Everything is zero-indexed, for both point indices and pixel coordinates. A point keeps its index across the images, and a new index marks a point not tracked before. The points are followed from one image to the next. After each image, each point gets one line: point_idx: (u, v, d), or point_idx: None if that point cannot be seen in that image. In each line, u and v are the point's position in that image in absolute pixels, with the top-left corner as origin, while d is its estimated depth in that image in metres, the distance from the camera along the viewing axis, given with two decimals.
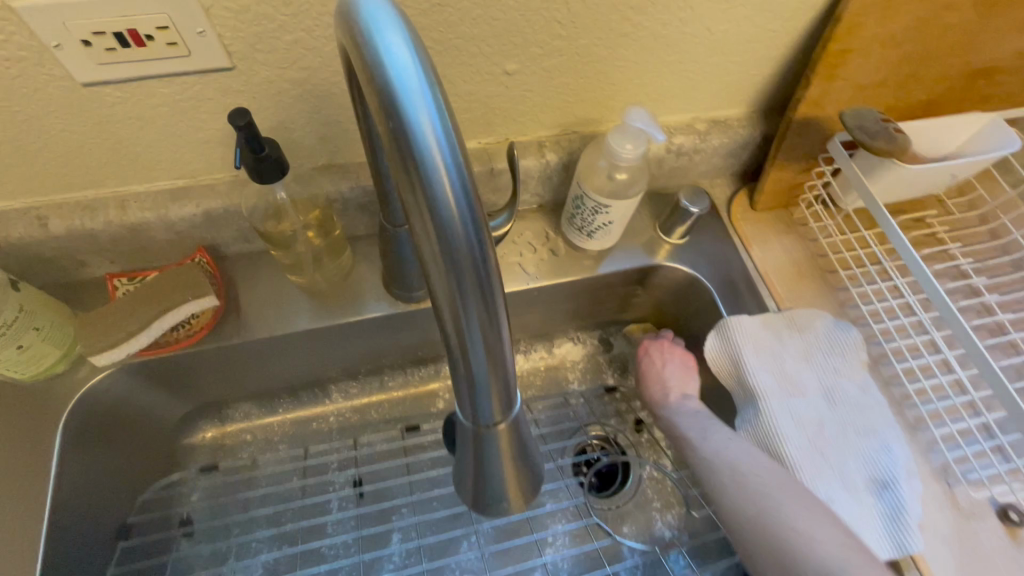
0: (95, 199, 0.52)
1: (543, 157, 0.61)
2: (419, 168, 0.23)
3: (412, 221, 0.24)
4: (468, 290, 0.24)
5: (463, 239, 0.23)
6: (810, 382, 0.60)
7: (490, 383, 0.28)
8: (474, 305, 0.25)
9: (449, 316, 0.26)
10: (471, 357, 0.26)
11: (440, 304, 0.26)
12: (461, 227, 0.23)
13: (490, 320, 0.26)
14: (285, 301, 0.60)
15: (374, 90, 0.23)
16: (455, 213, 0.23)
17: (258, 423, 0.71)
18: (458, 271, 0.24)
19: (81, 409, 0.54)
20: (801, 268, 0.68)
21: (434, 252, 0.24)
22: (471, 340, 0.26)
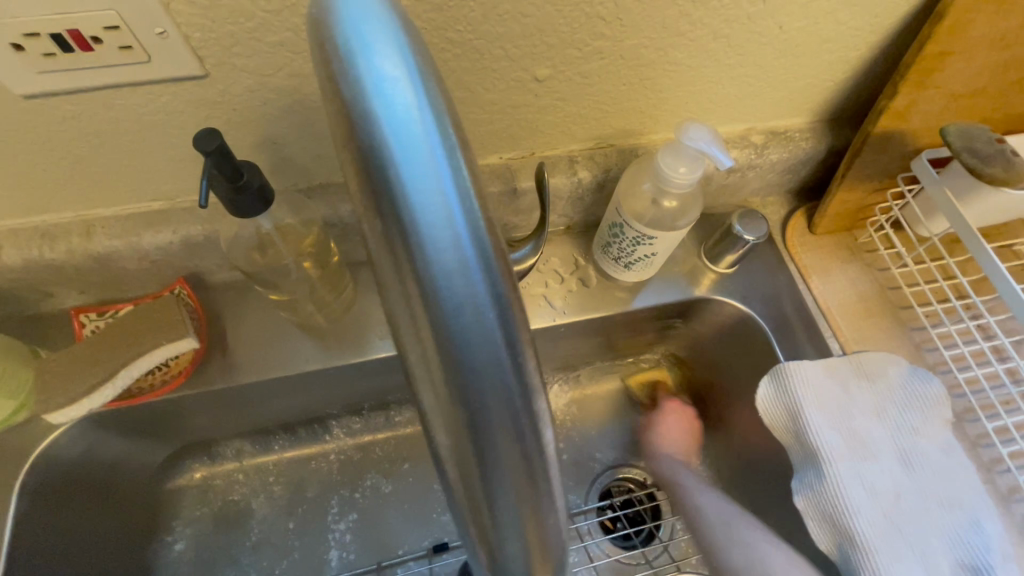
0: (57, 224, 0.45)
1: (575, 175, 0.53)
2: (438, 302, 0.17)
3: (418, 368, 0.19)
4: (502, 454, 0.19)
5: (498, 391, 0.18)
6: (882, 443, 0.52)
7: (528, 556, 0.22)
8: (508, 467, 0.19)
9: (471, 485, 0.20)
10: (503, 531, 0.21)
11: (458, 469, 0.20)
12: (495, 375, 0.18)
13: (530, 484, 0.20)
14: (277, 338, 0.52)
15: (372, 185, 0.17)
16: (484, 352, 0.18)
17: (251, 462, 0.65)
18: (489, 430, 0.19)
19: (42, 468, 0.47)
20: (868, 304, 0.59)
21: (455, 410, 0.18)
22: (502, 513, 0.20)
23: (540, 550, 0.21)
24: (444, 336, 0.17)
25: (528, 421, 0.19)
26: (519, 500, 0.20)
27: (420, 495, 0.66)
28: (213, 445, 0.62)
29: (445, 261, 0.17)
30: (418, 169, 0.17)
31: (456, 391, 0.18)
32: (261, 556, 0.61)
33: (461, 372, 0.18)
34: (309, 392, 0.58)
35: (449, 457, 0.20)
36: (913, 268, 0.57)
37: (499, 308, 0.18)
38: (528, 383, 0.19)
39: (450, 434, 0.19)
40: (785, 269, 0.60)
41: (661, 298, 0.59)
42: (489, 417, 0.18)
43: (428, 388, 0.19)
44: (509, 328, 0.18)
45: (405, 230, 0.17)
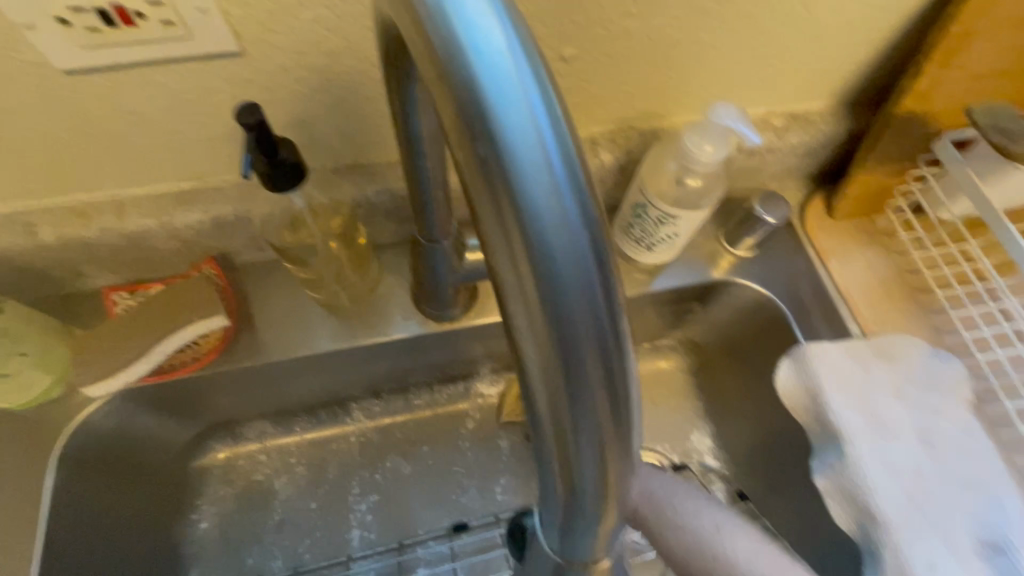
0: (91, 203, 0.46)
1: (597, 157, 0.53)
2: (532, 224, 0.17)
3: (507, 296, 0.18)
4: (591, 388, 0.18)
5: (591, 317, 0.18)
6: (902, 423, 0.52)
7: (603, 507, 0.21)
8: (595, 402, 0.19)
9: (555, 424, 0.19)
10: (583, 476, 0.20)
11: (542, 408, 0.19)
12: (588, 301, 0.18)
13: (616, 424, 0.19)
14: (303, 318, 0.53)
15: (463, 105, 0.17)
16: (576, 272, 0.17)
17: (273, 444, 0.66)
18: (577, 360, 0.18)
19: (78, 442, 0.49)
20: (887, 287, 0.59)
21: (542, 333, 0.18)
22: (584, 456, 0.20)
23: (614, 501, 0.21)
24: (537, 258, 0.17)
25: (617, 351, 0.18)
26: (602, 444, 0.19)
27: (439, 476, 0.67)
28: (237, 426, 0.63)
29: (540, 181, 0.17)
30: (512, 91, 0.17)
31: (546, 317, 0.18)
32: (286, 535, 0.62)
33: (556, 294, 0.17)
34: (333, 372, 0.59)
35: (534, 394, 0.19)
36: (935, 251, 0.57)
37: (589, 230, 0.18)
38: (618, 312, 0.18)
39: (537, 367, 0.19)
40: (804, 253, 0.61)
41: (680, 281, 0.59)
42: (579, 345, 0.18)
43: (517, 316, 0.19)
44: (601, 252, 0.18)
45: (498, 150, 0.17)
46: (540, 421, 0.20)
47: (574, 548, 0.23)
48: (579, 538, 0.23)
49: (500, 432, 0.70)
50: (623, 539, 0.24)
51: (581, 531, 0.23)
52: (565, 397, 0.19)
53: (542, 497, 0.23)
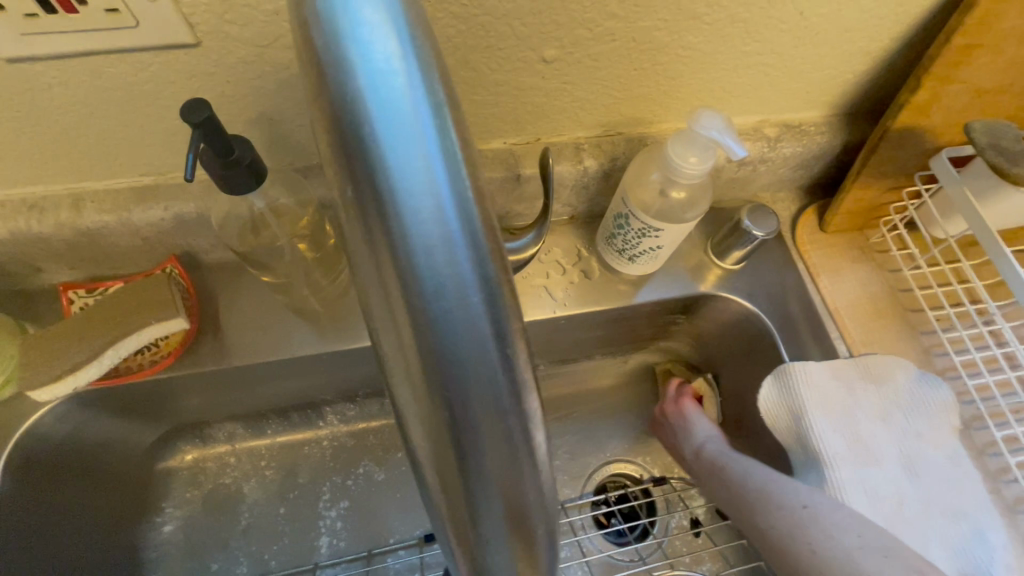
0: (47, 196, 0.44)
1: (581, 162, 0.51)
2: (415, 282, 0.17)
3: (391, 355, 0.19)
4: (485, 450, 0.19)
5: (483, 377, 0.18)
6: (886, 449, 0.51)
7: (517, 565, 0.21)
8: (493, 464, 0.19)
9: (445, 481, 0.19)
10: (485, 531, 0.20)
11: (434, 471, 0.20)
12: (478, 357, 0.18)
13: (516, 483, 0.19)
14: (271, 320, 0.51)
15: (348, 163, 0.17)
16: (466, 337, 0.17)
17: (243, 446, 0.64)
18: (464, 418, 0.18)
19: (28, 444, 0.46)
20: (877, 305, 0.57)
21: (430, 399, 0.18)
22: (487, 517, 0.20)
23: (526, 556, 0.21)
24: (421, 316, 0.17)
25: (515, 409, 0.19)
26: (503, 502, 0.20)
27: (413, 483, 0.66)
28: (205, 427, 0.61)
29: (430, 235, 0.17)
30: (405, 148, 0.17)
31: (431, 376, 0.18)
32: (253, 541, 0.61)
33: (441, 358, 0.17)
34: (303, 376, 0.57)
35: (423, 452, 0.19)
36: (926, 270, 0.55)
37: (485, 287, 0.18)
38: (516, 366, 0.18)
39: (424, 430, 0.19)
40: (793, 267, 0.59)
41: (665, 293, 0.58)
42: (468, 404, 0.18)
43: (401, 385, 0.19)
44: (496, 307, 0.18)
45: (387, 205, 0.17)
46: (431, 479, 0.20)
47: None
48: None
49: None
50: None
51: None
52: (453, 453, 0.19)
53: (450, 565, 0.23)
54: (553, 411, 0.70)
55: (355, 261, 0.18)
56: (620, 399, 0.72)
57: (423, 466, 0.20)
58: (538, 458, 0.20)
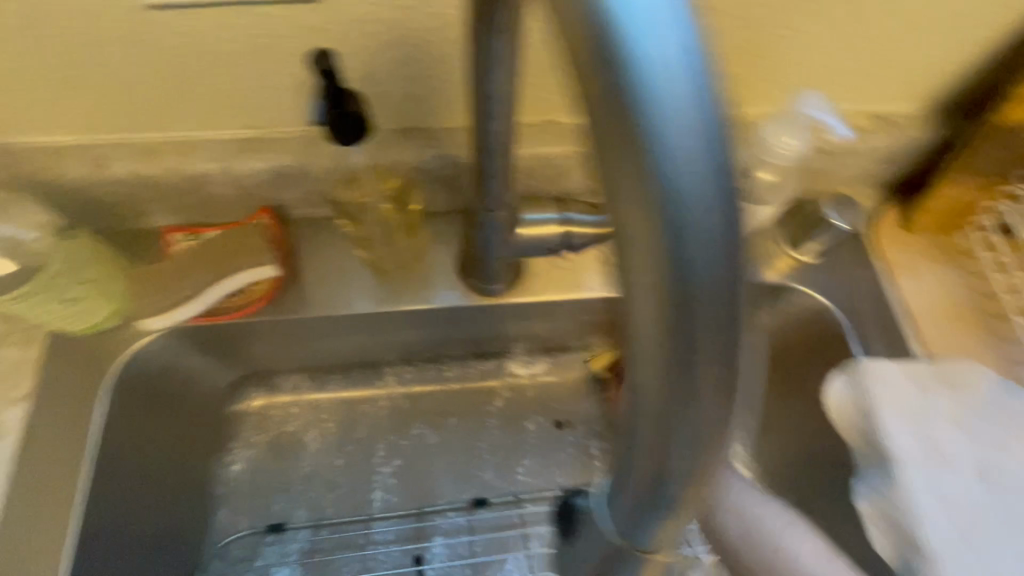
0: (158, 142, 0.47)
1: None
2: (668, 182, 0.18)
3: (629, 257, 0.19)
4: (705, 342, 0.19)
5: (715, 267, 0.18)
6: (960, 456, 0.49)
7: (695, 480, 0.21)
8: (708, 359, 0.19)
9: (657, 371, 0.20)
10: (676, 449, 0.20)
11: (646, 361, 0.20)
12: (711, 251, 0.18)
13: (723, 385, 0.20)
14: (349, 277, 0.54)
15: (607, 44, 0.18)
16: (706, 222, 0.18)
17: (306, 399, 0.67)
18: (692, 323, 0.19)
19: (129, 370, 0.50)
20: (959, 309, 0.55)
21: (663, 280, 0.19)
22: (688, 419, 0.20)
23: (703, 471, 0.21)
24: (668, 216, 0.18)
25: (735, 306, 0.19)
26: (708, 402, 0.20)
27: (463, 449, 0.68)
28: (274, 376, 0.65)
29: (687, 144, 0.18)
30: (664, 34, 0.18)
31: (667, 278, 0.18)
32: (312, 488, 0.64)
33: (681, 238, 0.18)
34: (371, 335, 0.60)
35: (639, 359, 0.20)
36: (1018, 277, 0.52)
37: (724, 179, 0.18)
38: (740, 277, 0.19)
39: (648, 314, 0.19)
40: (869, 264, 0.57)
41: None
42: (698, 312, 0.19)
43: (634, 265, 0.19)
44: (733, 220, 0.19)
45: (642, 103, 0.18)
46: (642, 392, 0.20)
47: (639, 531, 0.23)
48: (650, 524, 0.22)
49: (526, 414, 0.69)
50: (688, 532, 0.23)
51: (654, 515, 0.22)
52: (673, 364, 0.19)
53: (620, 470, 0.22)
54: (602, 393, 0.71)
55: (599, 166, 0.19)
56: None
57: (636, 352, 0.20)
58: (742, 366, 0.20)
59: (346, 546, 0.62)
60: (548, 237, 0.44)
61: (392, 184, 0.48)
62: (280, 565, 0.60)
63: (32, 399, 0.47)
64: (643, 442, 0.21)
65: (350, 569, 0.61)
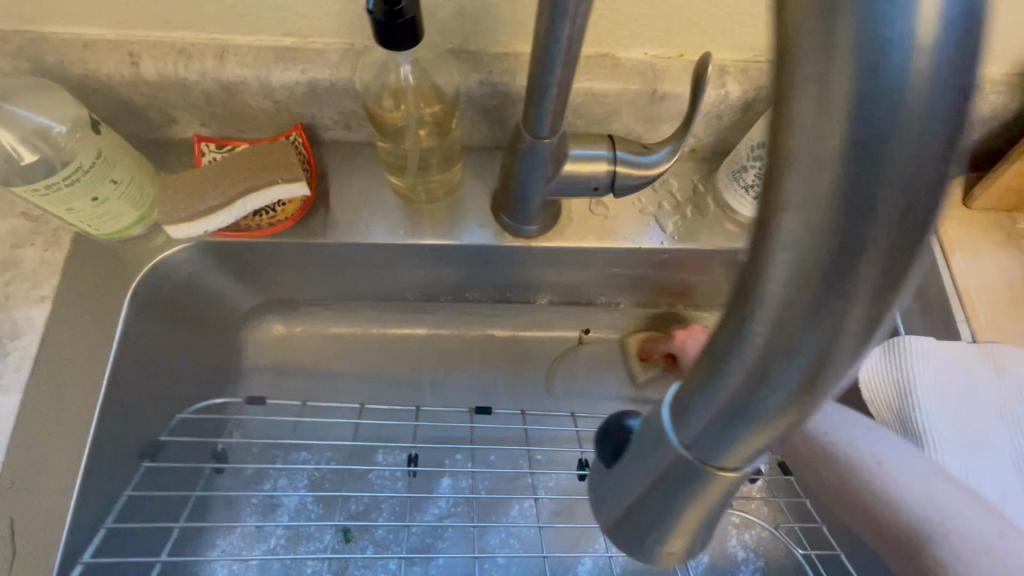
0: (192, 43, 0.44)
1: (723, 87, 0.47)
2: (871, 120, 0.13)
3: (802, 192, 0.14)
4: (865, 259, 0.14)
5: (916, 161, 0.13)
6: (1001, 443, 0.47)
7: (790, 407, 0.17)
8: (869, 280, 0.14)
9: (799, 279, 0.15)
10: (761, 409, 0.17)
11: (777, 267, 0.15)
12: (915, 140, 0.13)
13: (872, 307, 0.14)
14: (379, 206, 0.52)
15: None
16: (927, 102, 0.13)
17: (326, 330, 0.67)
18: (847, 296, 0.14)
19: (150, 281, 0.49)
20: (1015, 294, 0.52)
21: (840, 167, 0.13)
22: (817, 338, 0.15)
23: (801, 402, 0.17)
24: (865, 137, 0.13)
25: (932, 215, 0.13)
26: (839, 334, 0.15)
27: (476, 393, 0.67)
28: (296, 305, 0.65)
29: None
30: None
31: (844, 205, 0.13)
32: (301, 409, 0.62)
33: (872, 102, 0.13)
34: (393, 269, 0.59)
35: (812, 321, 0.15)
36: None
37: (963, 53, 0.12)
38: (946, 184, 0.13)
39: (802, 207, 0.14)
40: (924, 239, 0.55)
41: None
42: (857, 259, 0.14)
43: (803, 143, 0.14)
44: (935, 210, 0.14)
45: None
46: (770, 280, 0.15)
47: (719, 451, 0.19)
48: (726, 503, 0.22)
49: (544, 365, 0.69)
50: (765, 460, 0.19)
51: (734, 429, 0.18)
52: (822, 288, 0.14)
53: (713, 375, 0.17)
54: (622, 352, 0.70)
55: (799, 37, 0.14)
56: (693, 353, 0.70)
57: (770, 259, 0.15)
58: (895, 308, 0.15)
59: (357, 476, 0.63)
60: (595, 173, 0.42)
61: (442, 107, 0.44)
62: (290, 488, 0.61)
63: (55, 298, 0.46)
64: (725, 390, 0.17)
65: (359, 498, 0.62)
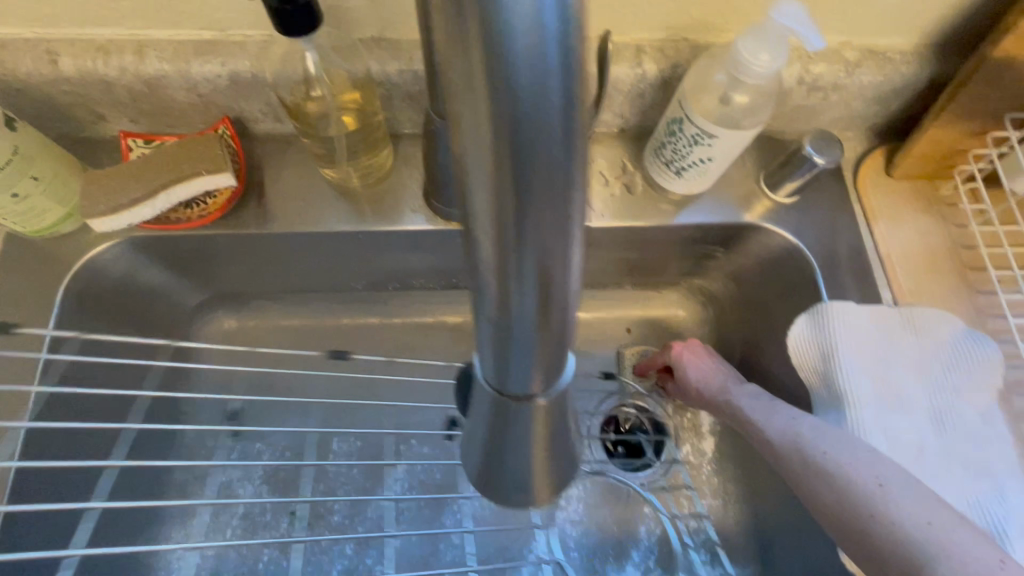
0: (111, 41, 0.45)
1: (640, 66, 0.48)
2: (504, 93, 0.15)
3: (467, 125, 0.16)
4: (531, 217, 0.17)
5: (546, 134, 0.16)
6: (917, 399, 0.49)
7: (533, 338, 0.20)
8: (539, 232, 0.17)
9: (494, 240, 0.18)
10: (514, 319, 0.20)
11: (482, 235, 0.18)
12: (541, 117, 0.15)
13: (553, 250, 0.18)
14: (313, 195, 0.53)
15: None
16: (540, 87, 0.15)
17: (276, 322, 0.64)
18: (532, 239, 0.17)
19: (84, 278, 0.49)
20: (936, 258, 0.54)
21: (494, 150, 0.16)
22: (522, 283, 0.18)
23: (540, 334, 0.20)
24: (507, 123, 0.15)
25: (573, 169, 0.17)
26: (539, 278, 0.18)
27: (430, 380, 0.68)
28: (245, 298, 0.62)
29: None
30: None
31: (496, 131, 0.15)
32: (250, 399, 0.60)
33: (501, 92, 0.15)
34: (341, 253, 0.56)
35: (516, 236, 0.17)
36: (999, 227, 0.51)
37: (563, 38, 0.15)
38: (576, 144, 0.16)
39: (483, 184, 0.17)
40: (850, 209, 0.56)
41: (706, 219, 0.56)
42: (523, 175, 0.16)
43: (468, 134, 0.16)
44: (572, 121, 0.16)
45: None
46: (481, 244, 0.18)
47: (513, 384, 0.22)
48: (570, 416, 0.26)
49: None
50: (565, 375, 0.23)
51: (511, 358, 0.21)
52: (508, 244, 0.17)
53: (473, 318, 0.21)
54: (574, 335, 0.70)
55: (446, 29, 0.15)
56: (643, 333, 0.71)
57: (475, 228, 0.18)
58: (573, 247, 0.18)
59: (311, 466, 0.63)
60: None
61: (360, 94, 0.45)
62: (245, 481, 0.62)
63: None
64: (484, 330, 0.21)
65: (314, 488, 0.63)
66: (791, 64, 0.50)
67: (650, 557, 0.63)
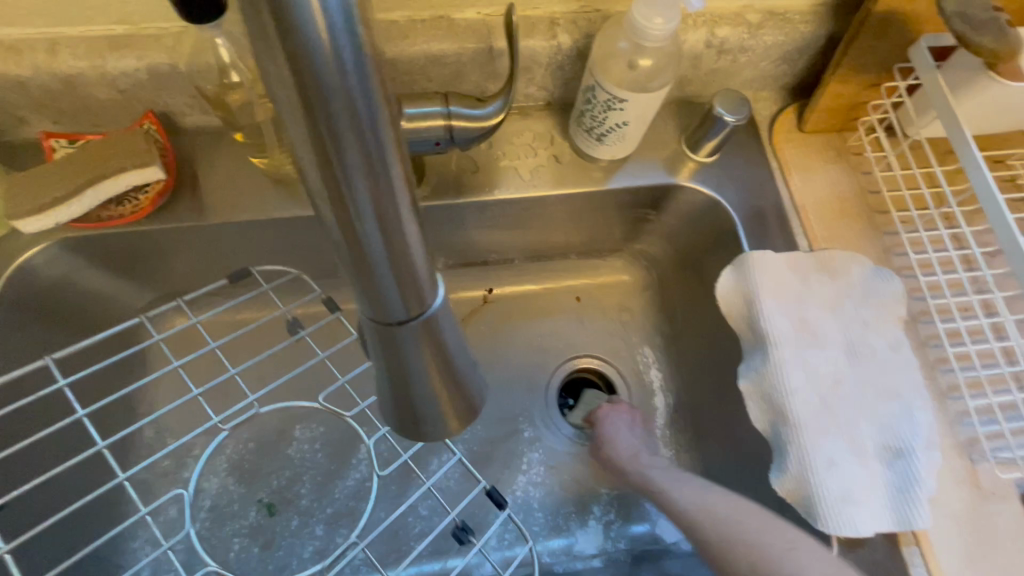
0: (21, 40, 0.45)
1: (554, 38, 0.51)
2: (294, 39, 0.14)
3: (262, 58, 0.15)
4: (356, 172, 0.16)
5: (342, 81, 0.15)
6: (832, 334, 0.53)
7: (403, 296, 0.20)
8: (367, 189, 0.17)
9: (331, 197, 0.17)
10: (374, 264, 0.19)
11: (318, 191, 0.17)
12: (338, 65, 0.14)
13: (388, 205, 0.17)
14: (248, 185, 0.53)
15: None
16: (326, 32, 0.14)
17: (226, 317, 0.63)
18: (364, 196, 0.17)
19: (18, 282, 0.49)
20: (846, 204, 0.58)
21: (300, 104, 0.15)
22: (371, 236, 0.18)
23: (411, 293, 0.20)
24: (303, 72, 0.14)
25: (380, 123, 0.16)
26: (386, 232, 0.18)
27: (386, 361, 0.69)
28: (193, 297, 0.61)
29: None
30: None
31: (291, 60, 0.14)
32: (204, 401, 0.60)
33: (290, 43, 0.14)
34: (285, 242, 0.57)
35: (346, 168, 0.16)
36: (897, 172, 0.56)
37: None
38: (376, 96, 0.16)
39: (304, 140, 0.16)
40: (767, 163, 0.60)
41: (635, 182, 0.59)
42: (330, 104, 0.15)
43: (274, 82, 0.15)
44: (367, 69, 0.15)
45: None
46: (321, 201, 0.17)
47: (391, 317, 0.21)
48: (469, 353, 0.25)
49: None
50: (438, 297, 0.21)
51: (388, 307, 0.20)
52: (343, 201, 0.17)
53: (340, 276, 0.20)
54: (526, 307, 0.72)
55: None
56: (592, 300, 0.73)
57: (312, 185, 0.17)
58: (403, 195, 0.18)
59: (276, 455, 0.64)
60: (432, 128, 0.45)
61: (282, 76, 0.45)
62: (209, 475, 0.62)
63: None
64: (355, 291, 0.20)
65: (280, 475, 0.64)
66: (697, 29, 0.53)
67: (611, 511, 0.66)
